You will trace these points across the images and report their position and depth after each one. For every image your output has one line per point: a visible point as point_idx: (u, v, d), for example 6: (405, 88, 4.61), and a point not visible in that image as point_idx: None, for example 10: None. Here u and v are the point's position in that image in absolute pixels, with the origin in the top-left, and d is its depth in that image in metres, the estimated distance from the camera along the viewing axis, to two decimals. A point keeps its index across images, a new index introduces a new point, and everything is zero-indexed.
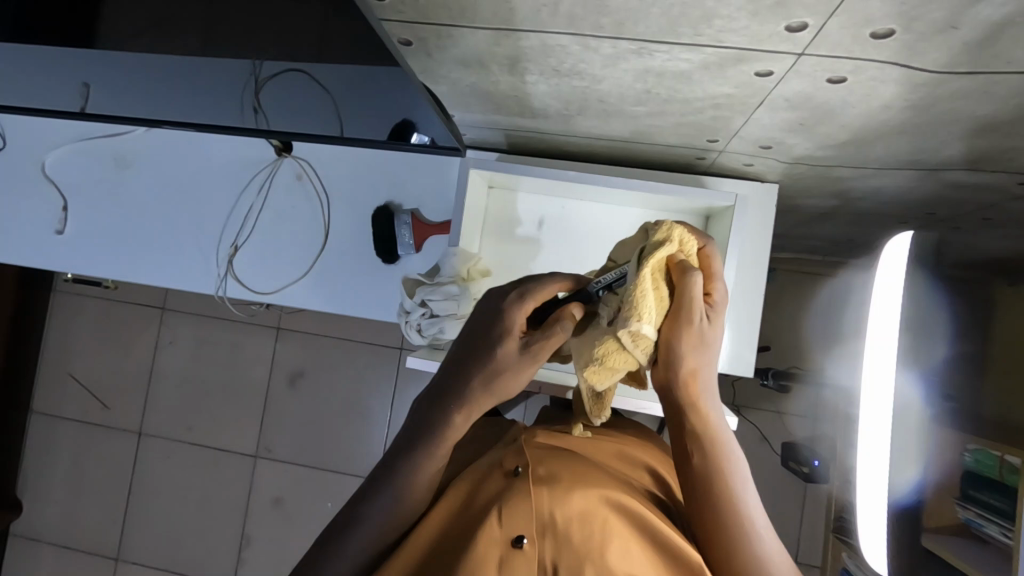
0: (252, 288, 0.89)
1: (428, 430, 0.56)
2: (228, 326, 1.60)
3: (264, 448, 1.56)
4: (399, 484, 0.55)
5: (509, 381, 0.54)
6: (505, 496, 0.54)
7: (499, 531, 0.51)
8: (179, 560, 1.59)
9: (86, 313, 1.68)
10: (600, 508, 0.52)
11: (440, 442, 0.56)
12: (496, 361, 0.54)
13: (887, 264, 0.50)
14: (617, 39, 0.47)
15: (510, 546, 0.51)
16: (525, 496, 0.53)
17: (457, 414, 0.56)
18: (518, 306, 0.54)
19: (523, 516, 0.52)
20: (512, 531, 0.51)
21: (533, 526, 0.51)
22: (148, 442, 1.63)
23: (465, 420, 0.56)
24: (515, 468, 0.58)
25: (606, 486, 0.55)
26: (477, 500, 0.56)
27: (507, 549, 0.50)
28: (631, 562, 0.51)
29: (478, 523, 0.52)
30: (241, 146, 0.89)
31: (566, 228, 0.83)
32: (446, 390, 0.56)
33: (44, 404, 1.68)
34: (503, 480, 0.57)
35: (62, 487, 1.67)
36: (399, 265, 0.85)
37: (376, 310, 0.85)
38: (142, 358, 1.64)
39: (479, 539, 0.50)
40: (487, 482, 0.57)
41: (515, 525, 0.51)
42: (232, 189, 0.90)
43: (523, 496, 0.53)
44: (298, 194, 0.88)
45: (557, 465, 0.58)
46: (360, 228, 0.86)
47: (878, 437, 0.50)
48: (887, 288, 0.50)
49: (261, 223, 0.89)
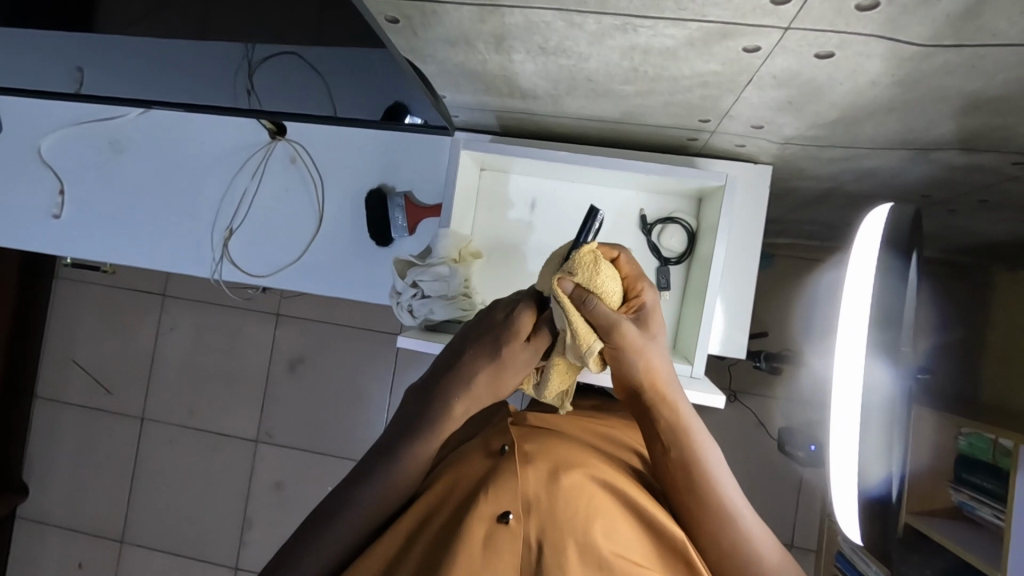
0: (247, 272, 0.89)
1: (427, 418, 0.60)
2: (229, 312, 1.61)
3: (265, 433, 1.58)
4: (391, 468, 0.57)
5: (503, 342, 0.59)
6: (493, 475, 0.54)
7: (487, 508, 0.51)
8: (181, 542, 1.62)
9: (88, 298, 1.69)
10: (586, 486, 0.53)
11: (435, 428, 0.59)
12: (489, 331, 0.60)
13: (864, 239, 0.52)
14: (601, 14, 0.47)
15: (496, 522, 0.50)
16: (512, 474, 0.53)
17: (457, 398, 0.60)
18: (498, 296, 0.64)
19: (509, 493, 0.52)
20: (498, 508, 0.51)
21: (518, 503, 0.51)
22: (149, 427, 1.65)
23: (465, 401, 0.60)
24: (502, 447, 0.58)
25: (591, 465, 0.56)
26: (464, 480, 0.56)
27: (493, 525, 0.50)
28: (617, 537, 0.52)
29: (467, 503, 0.52)
30: (236, 130, 0.90)
31: (557, 211, 0.82)
32: (450, 373, 0.61)
33: (46, 388, 1.71)
34: (489, 459, 0.57)
35: (65, 471, 1.69)
36: (392, 248, 0.85)
37: (369, 293, 0.86)
38: (143, 345, 1.66)
39: (468, 516, 0.50)
40: (473, 462, 0.58)
41: (502, 501, 0.51)
42: (226, 172, 0.91)
43: (512, 474, 0.53)
44: (291, 178, 0.89)
45: (542, 444, 0.58)
46: (353, 211, 0.87)
47: (851, 428, 0.49)
48: (862, 275, 0.50)
49: (255, 207, 0.89)
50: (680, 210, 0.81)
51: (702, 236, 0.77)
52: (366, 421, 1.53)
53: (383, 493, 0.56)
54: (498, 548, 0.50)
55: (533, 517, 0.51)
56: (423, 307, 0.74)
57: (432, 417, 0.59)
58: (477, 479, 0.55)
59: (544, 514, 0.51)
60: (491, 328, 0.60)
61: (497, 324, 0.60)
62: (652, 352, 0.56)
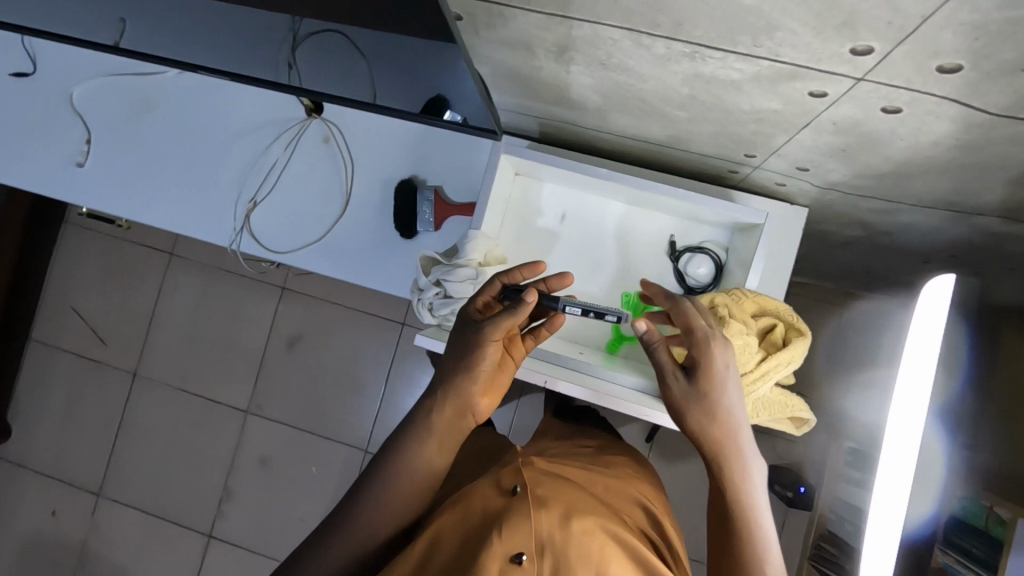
0: (267, 246, 0.87)
1: (421, 429, 0.62)
2: (236, 280, 1.62)
3: (256, 406, 1.59)
4: (399, 477, 0.61)
5: (460, 345, 0.64)
6: (506, 514, 0.55)
7: (500, 546, 0.52)
8: (159, 504, 1.62)
9: (95, 248, 1.69)
10: (599, 538, 0.54)
11: (425, 438, 0.62)
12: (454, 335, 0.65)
13: (929, 296, 0.54)
14: (671, 40, 0.47)
15: (509, 561, 0.51)
16: (525, 516, 0.54)
17: (437, 410, 0.63)
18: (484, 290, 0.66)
19: (524, 533, 0.53)
20: (512, 548, 0.52)
21: (533, 544, 0.52)
22: (142, 383, 1.65)
23: (441, 413, 0.63)
24: (514, 489, 0.59)
25: (603, 520, 0.56)
26: (473, 517, 0.57)
27: (506, 564, 0.51)
28: None
29: (480, 539, 0.53)
30: (272, 102, 0.89)
31: (586, 226, 0.81)
32: (430, 387, 0.65)
33: (44, 333, 1.70)
34: (501, 500, 0.58)
35: (51, 418, 1.68)
36: (415, 242, 0.84)
37: (387, 284, 0.84)
38: (146, 303, 1.66)
39: (481, 553, 0.51)
40: (482, 501, 0.58)
41: (516, 541, 0.52)
42: (256, 143, 0.89)
43: (525, 516, 0.54)
44: (322, 156, 0.87)
45: (553, 489, 0.60)
46: (381, 200, 0.85)
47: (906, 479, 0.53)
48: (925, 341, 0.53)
49: (282, 181, 0.88)
50: (709, 240, 0.80)
51: (731, 269, 0.77)
52: (361, 406, 1.56)
53: (367, 523, 0.60)
54: None
55: (547, 558, 0.52)
56: (443, 307, 0.73)
57: (417, 428, 0.63)
58: (487, 518, 0.56)
59: (557, 557, 0.52)
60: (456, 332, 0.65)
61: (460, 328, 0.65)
62: (704, 409, 0.56)
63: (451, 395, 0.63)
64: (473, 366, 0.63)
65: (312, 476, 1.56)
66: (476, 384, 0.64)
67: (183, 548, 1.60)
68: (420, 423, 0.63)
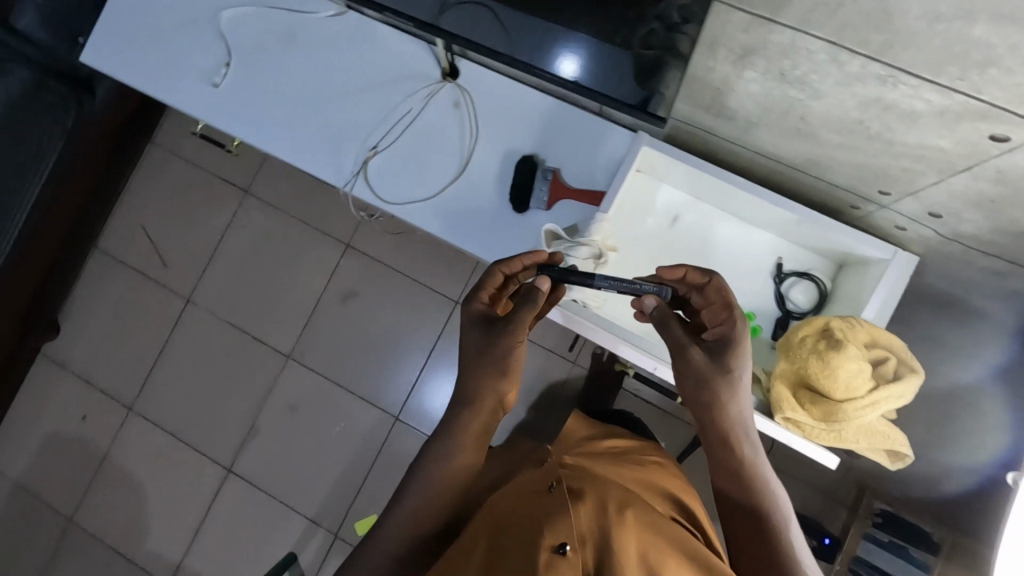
0: (379, 194, 0.90)
1: (457, 428, 0.70)
2: (303, 229, 1.67)
3: (298, 352, 1.63)
4: (441, 469, 0.69)
5: (472, 328, 0.71)
6: (549, 510, 0.59)
7: (546, 537, 0.55)
8: (186, 429, 1.65)
9: (175, 173, 1.74)
10: (632, 534, 0.58)
11: (461, 434, 0.70)
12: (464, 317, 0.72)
13: None
14: (872, 60, 0.49)
15: (555, 552, 0.54)
16: (564, 512, 0.59)
17: (467, 409, 0.71)
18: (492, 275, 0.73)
19: (566, 526, 0.57)
20: (556, 539, 0.55)
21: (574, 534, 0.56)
22: (193, 310, 1.69)
23: (472, 413, 0.71)
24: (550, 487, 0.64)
25: (637, 521, 0.61)
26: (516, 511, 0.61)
27: (552, 554, 0.54)
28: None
29: (525, 530, 0.57)
30: (410, 58, 0.92)
31: (697, 232, 0.84)
32: (459, 390, 0.72)
33: (109, 244, 1.75)
34: (540, 497, 0.63)
35: (99, 326, 1.73)
36: (524, 218, 0.86)
37: (488, 252, 0.87)
38: (212, 235, 1.70)
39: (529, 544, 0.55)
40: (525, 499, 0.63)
41: (559, 532, 0.56)
42: (387, 95, 0.92)
43: (564, 511, 0.59)
44: (449, 119, 0.90)
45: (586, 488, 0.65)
46: (498, 172, 0.88)
47: None
48: None
49: (406, 136, 0.91)
50: (817, 269, 0.82)
51: (837, 300, 0.79)
52: (398, 374, 1.60)
53: (415, 511, 0.68)
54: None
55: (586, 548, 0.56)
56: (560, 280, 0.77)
57: (453, 427, 0.70)
58: (530, 511, 0.60)
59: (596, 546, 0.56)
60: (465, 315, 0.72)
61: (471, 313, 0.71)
62: (729, 400, 0.68)
63: (481, 396, 0.70)
64: (490, 350, 0.69)
65: (337, 431, 1.60)
66: (498, 374, 0.70)
67: (200, 478, 1.63)
68: (458, 423, 0.71)
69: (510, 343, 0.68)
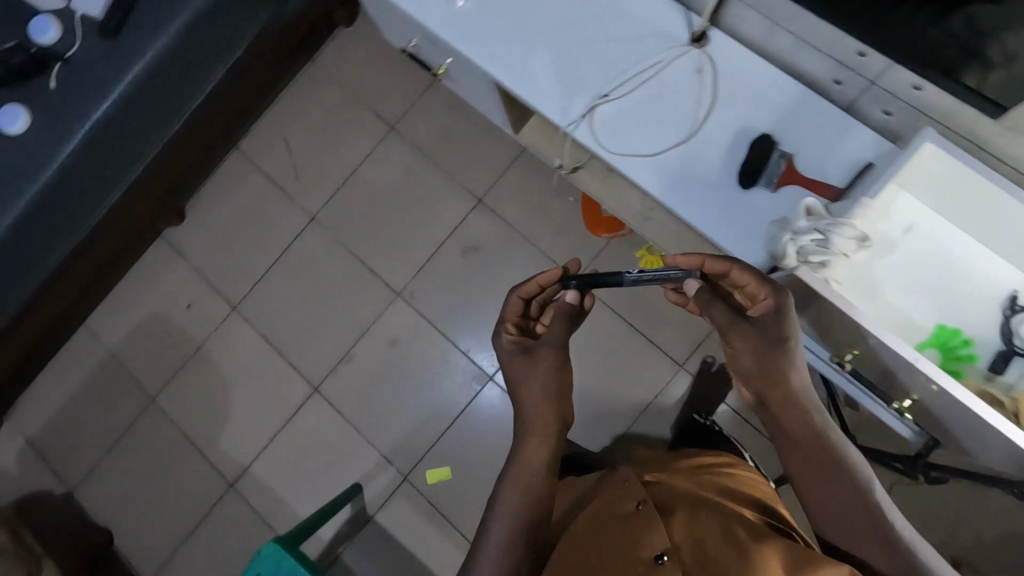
0: (602, 141, 0.90)
1: (526, 455, 0.87)
2: (441, 176, 1.69)
3: (409, 293, 1.65)
4: (518, 494, 0.85)
5: (514, 352, 0.96)
6: (640, 532, 0.77)
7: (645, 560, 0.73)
8: (283, 340, 1.68)
9: (325, 93, 1.76)
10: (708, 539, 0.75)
11: (533, 455, 0.87)
12: (506, 346, 0.97)
13: None
14: None
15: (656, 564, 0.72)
16: (651, 531, 0.76)
17: (537, 439, 0.88)
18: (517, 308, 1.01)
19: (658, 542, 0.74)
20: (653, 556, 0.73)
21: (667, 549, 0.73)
22: (315, 229, 1.72)
23: (541, 441, 0.88)
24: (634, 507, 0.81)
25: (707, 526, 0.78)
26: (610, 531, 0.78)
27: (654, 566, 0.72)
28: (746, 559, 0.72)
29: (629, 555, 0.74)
30: (658, 16, 0.92)
31: (928, 243, 0.98)
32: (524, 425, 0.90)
33: (248, 148, 1.78)
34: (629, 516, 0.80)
35: (221, 223, 1.76)
36: (748, 195, 0.86)
37: (701, 220, 0.87)
38: (350, 161, 1.73)
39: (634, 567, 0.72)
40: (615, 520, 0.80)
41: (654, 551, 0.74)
42: (628, 46, 0.92)
43: (652, 530, 0.76)
44: (687, 82, 0.90)
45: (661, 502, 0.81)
46: (729, 144, 0.88)
47: None
48: None
49: (639, 91, 0.91)
50: None
51: None
52: None
53: (506, 526, 0.83)
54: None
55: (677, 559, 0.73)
56: (815, 253, 0.79)
57: (524, 457, 0.87)
58: (623, 531, 0.77)
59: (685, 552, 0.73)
60: (505, 344, 0.98)
61: (508, 341, 0.97)
62: (776, 363, 0.78)
63: (546, 417, 0.89)
64: (539, 365, 0.92)
65: (430, 377, 1.61)
66: (551, 383, 0.91)
67: (286, 390, 1.66)
68: (527, 454, 0.87)
69: (539, 359, 0.92)
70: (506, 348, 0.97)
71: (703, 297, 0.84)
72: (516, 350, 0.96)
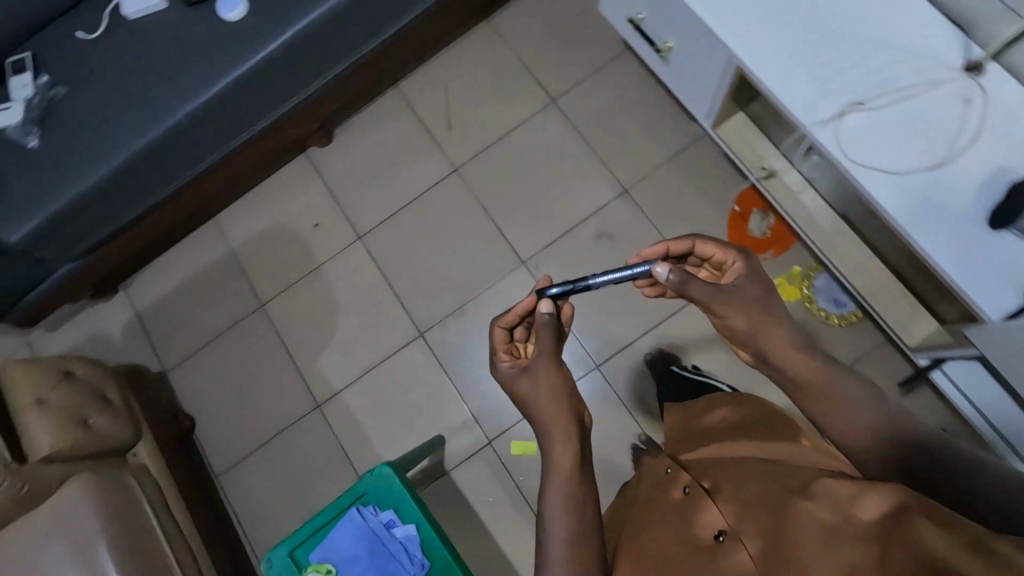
0: (846, 146, 1.03)
1: (547, 455, 0.81)
2: (593, 156, 1.68)
3: (534, 263, 1.65)
4: (554, 499, 0.77)
5: (514, 378, 0.88)
6: (697, 513, 0.71)
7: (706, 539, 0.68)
8: (399, 279, 1.69)
9: (496, 52, 1.78)
10: (754, 489, 0.69)
11: (552, 450, 0.81)
12: (503, 374, 0.90)
13: None
14: None
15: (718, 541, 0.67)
16: (703, 508, 0.71)
17: (556, 445, 0.81)
18: (502, 330, 0.94)
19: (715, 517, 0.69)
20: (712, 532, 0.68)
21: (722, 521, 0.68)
22: (455, 180, 1.73)
23: (563, 445, 0.81)
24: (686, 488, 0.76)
25: (748, 476, 0.72)
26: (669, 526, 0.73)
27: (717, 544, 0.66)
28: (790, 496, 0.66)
29: (694, 544, 0.68)
30: (933, 48, 1.05)
31: None
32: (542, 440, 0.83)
33: (407, 86, 1.81)
34: (683, 502, 0.75)
35: (364, 153, 1.79)
36: (990, 229, 0.98)
37: (931, 234, 0.99)
38: (505, 123, 1.74)
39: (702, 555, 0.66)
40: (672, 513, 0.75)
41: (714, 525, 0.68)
42: (896, 67, 1.05)
43: (706, 506, 0.71)
44: (948, 111, 1.03)
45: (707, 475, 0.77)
46: (977, 178, 1.00)
47: None
48: None
49: (897, 108, 1.04)
50: None
51: None
52: (615, 327, 1.60)
53: (567, 541, 0.73)
54: (731, 549, 0.65)
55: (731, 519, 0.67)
56: None
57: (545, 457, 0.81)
58: (687, 519, 0.72)
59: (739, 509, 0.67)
60: (503, 373, 0.90)
61: (507, 368, 0.90)
62: (740, 311, 0.79)
63: (555, 412, 0.83)
64: (540, 380, 0.86)
65: None
66: (554, 373, 0.86)
67: (392, 328, 1.67)
68: (549, 458, 0.81)
69: (541, 375, 0.86)
70: (503, 375, 0.90)
71: (676, 276, 0.79)
72: (516, 369, 0.88)
